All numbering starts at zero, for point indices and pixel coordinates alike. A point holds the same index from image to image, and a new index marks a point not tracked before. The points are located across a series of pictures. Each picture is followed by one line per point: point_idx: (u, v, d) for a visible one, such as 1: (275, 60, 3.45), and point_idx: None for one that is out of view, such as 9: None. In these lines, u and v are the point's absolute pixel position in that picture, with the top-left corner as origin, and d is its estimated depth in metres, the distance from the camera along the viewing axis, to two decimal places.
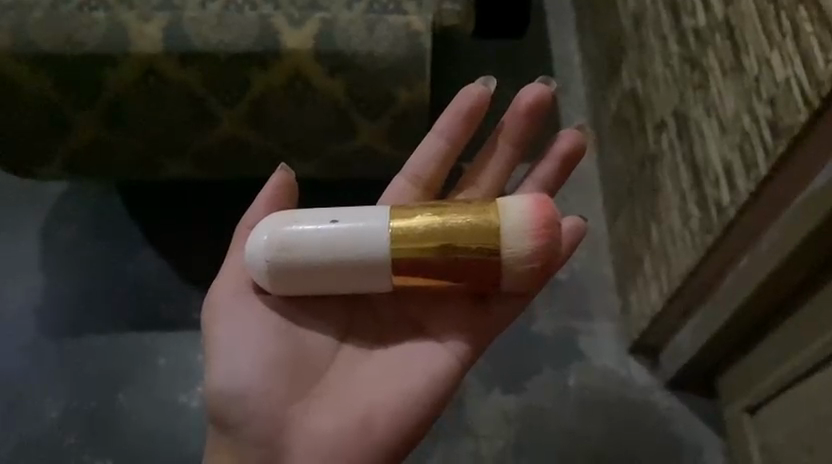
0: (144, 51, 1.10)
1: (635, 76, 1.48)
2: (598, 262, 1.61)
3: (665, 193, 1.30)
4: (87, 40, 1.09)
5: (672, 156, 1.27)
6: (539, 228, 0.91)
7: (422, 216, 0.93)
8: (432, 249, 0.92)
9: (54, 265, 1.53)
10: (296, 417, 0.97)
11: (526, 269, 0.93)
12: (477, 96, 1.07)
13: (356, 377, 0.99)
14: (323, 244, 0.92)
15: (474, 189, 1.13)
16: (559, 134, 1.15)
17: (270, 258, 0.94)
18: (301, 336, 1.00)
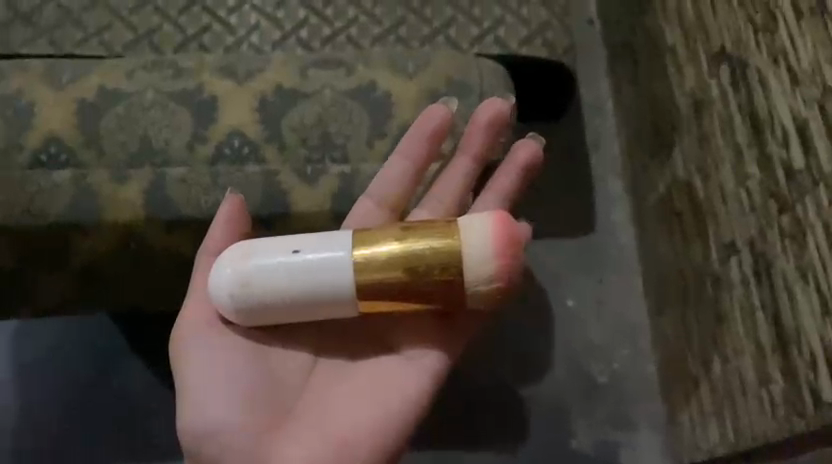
0: (119, 219, 0.90)
1: (690, 168, 1.27)
2: (639, 361, 1.44)
3: (733, 329, 1.13)
4: (49, 210, 0.89)
5: (745, 293, 1.09)
6: (503, 248, 0.80)
7: (384, 239, 0.82)
8: (394, 278, 0.80)
9: (30, 385, 1.36)
10: (273, 448, 0.85)
11: (493, 293, 0.81)
12: (441, 116, 0.90)
13: (333, 398, 0.88)
14: (284, 277, 0.82)
15: (436, 204, 0.91)
16: (518, 143, 0.97)
17: (231, 293, 0.83)
18: (274, 358, 0.90)
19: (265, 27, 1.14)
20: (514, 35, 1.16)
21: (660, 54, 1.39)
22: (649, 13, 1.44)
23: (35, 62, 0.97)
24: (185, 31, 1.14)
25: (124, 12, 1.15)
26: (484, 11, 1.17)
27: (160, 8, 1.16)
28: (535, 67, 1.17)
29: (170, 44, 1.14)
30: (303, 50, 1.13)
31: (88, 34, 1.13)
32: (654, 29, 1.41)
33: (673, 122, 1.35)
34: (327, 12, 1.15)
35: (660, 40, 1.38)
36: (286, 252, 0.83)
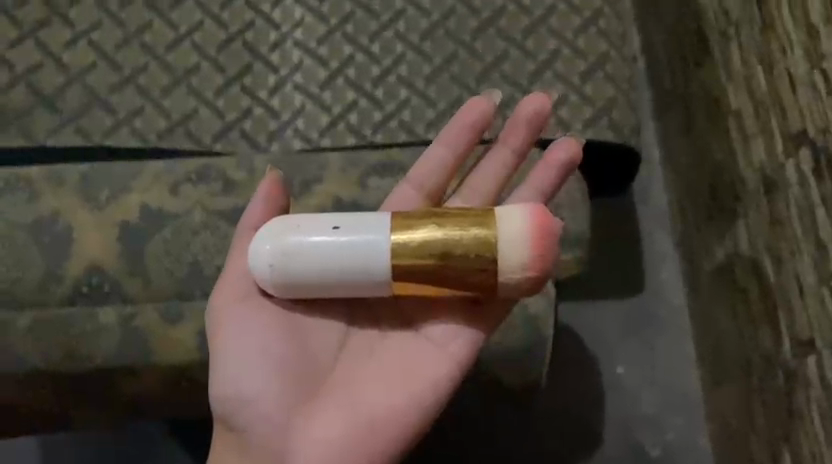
0: (173, 361, 0.82)
1: (756, 247, 1.20)
2: (694, 432, 1.40)
3: (810, 429, 1.07)
4: (94, 354, 0.81)
5: (826, 396, 1.03)
6: (538, 238, 0.75)
7: (420, 225, 0.76)
8: (428, 263, 0.76)
9: None
10: (304, 423, 0.78)
11: (527, 283, 0.75)
12: (482, 107, 0.90)
13: (366, 377, 0.80)
14: (323, 258, 0.76)
15: (472, 194, 0.90)
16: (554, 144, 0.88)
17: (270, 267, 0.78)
18: (305, 331, 0.82)
19: (312, 113, 1.06)
20: (577, 116, 1.07)
21: (721, 117, 1.30)
22: (706, 68, 1.35)
23: (71, 174, 0.88)
24: (224, 116, 1.06)
25: (158, 95, 1.06)
26: (545, 89, 1.09)
27: (195, 88, 1.07)
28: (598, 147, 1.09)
29: (210, 133, 1.05)
30: (355, 139, 1.05)
31: (118, 121, 1.05)
32: (713, 86, 1.32)
33: (737, 194, 1.26)
34: (378, 94, 1.08)
35: (720, 102, 1.30)
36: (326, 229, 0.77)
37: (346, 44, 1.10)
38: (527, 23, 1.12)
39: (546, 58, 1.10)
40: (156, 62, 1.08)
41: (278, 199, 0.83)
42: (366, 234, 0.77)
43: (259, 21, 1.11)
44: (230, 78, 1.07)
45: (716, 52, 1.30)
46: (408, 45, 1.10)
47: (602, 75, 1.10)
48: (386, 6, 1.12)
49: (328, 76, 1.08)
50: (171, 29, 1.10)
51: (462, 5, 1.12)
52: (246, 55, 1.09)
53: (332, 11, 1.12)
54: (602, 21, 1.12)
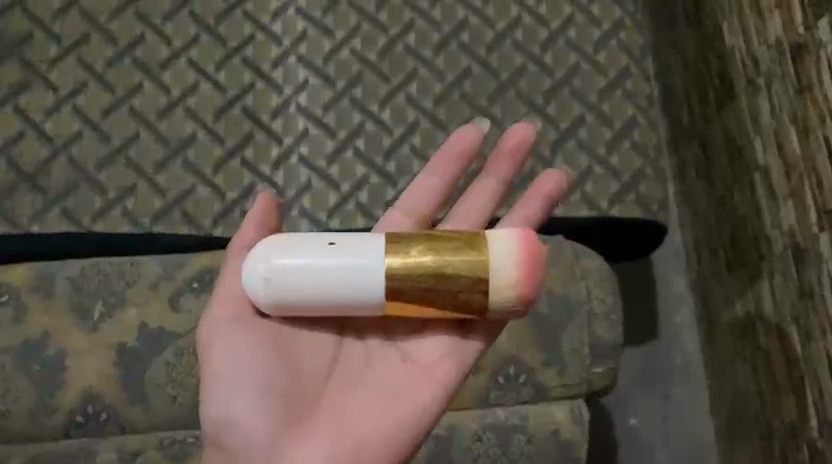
0: None
1: (783, 313, 1.15)
2: None
3: None
4: None
5: None
6: (530, 258, 0.67)
7: (412, 245, 0.68)
8: (418, 282, 0.67)
9: None
10: (290, 450, 0.68)
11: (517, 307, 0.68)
12: (471, 135, 0.79)
13: (362, 388, 0.71)
14: (312, 276, 0.67)
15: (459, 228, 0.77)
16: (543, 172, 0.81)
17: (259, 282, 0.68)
18: (300, 346, 0.72)
19: (319, 190, 0.99)
20: (603, 190, 1.01)
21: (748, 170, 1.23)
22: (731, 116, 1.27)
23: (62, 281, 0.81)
24: (224, 196, 0.97)
25: (151, 170, 0.98)
26: (569, 160, 1.02)
27: (192, 162, 0.99)
28: (633, 230, 1.01)
29: (209, 214, 0.97)
30: (367, 220, 0.98)
31: (109, 201, 0.96)
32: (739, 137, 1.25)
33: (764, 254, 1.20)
34: (390, 168, 1.00)
35: (748, 155, 1.23)
36: (317, 245, 0.68)
37: (355, 111, 1.01)
38: (548, 86, 1.04)
39: (570, 124, 1.03)
40: (148, 132, 1.00)
41: (271, 221, 0.75)
42: (360, 252, 0.68)
43: (259, 83, 1.03)
44: (229, 151, 1.00)
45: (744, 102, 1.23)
46: (420, 110, 1.02)
47: (629, 143, 1.03)
48: (397, 68, 1.03)
49: (336, 147, 1.00)
50: (164, 93, 1.02)
51: (478, 65, 1.04)
52: (245, 123, 1.01)
53: (338, 72, 1.03)
54: (627, 82, 1.05)
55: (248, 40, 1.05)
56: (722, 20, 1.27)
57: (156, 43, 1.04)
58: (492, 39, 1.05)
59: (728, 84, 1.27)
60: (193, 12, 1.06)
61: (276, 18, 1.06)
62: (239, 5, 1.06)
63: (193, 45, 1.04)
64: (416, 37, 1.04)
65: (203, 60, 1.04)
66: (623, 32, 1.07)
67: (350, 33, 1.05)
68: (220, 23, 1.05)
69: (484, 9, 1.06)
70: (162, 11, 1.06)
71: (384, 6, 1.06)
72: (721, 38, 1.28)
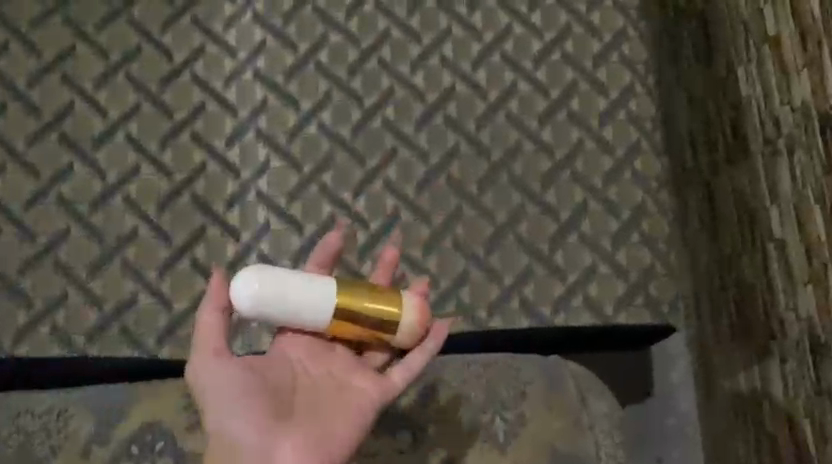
0: None
1: (796, 398, 0.79)
2: None
3: None
4: None
5: None
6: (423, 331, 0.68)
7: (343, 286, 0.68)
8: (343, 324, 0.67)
9: None
10: (281, 448, 0.61)
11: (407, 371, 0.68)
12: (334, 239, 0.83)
13: (340, 372, 0.67)
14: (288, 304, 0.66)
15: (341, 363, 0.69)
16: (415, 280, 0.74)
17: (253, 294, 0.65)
18: (274, 365, 0.66)
19: None
20: (609, 292, 0.89)
21: (748, 274, 0.87)
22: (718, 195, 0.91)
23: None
24: (171, 307, 0.83)
25: (84, 276, 0.84)
26: (571, 257, 0.89)
27: (133, 265, 0.84)
28: (649, 332, 0.92)
29: (152, 333, 0.82)
30: None
31: (34, 314, 0.82)
32: (735, 226, 0.89)
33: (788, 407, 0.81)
34: (365, 270, 0.86)
35: (747, 255, 0.87)
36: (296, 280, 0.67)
37: (324, 201, 0.87)
38: (548, 168, 0.90)
39: (572, 214, 0.89)
40: (80, 227, 0.85)
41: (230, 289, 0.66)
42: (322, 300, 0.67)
43: (210, 164, 0.87)
44: (176, 251, 0.85)
45: (733, 179, 0.88)
46: (401, 199, 0.88)
47: (637, 235, 0.90)
48: (373, 147, 0.89)
49: (302, 246, 0.86)
50: (98, 178, 0.87)
51: (467, 142, 0.90)
52: (197, 215, 0.86)
53: (303, 152, 0.88)
54: (637, 162, 0.92)
55: (197, 111, 0.89)
56: (703, 64, 0.92)
57: (87, 114, 0.88)
58: (483, 111, 0.91)
59: (704, 150, 0.93)
60: (132, 74, 0.89)
61: (230, 82, 0.89)
62: (185, 67, 0.90)
63: (131, 116, 0.88)
64: (396, 109, 0.90)
65: (143, 137, 0.88)
66: (633, 100, 0.93)
67: (317, 103, 0.89)
68: (164, 88, 0.89)
69: (475, 74, 0.91)
70: (95, 74, 0.89)
71: (358, 70, 0.90)
72: (697, 90, 0.93)
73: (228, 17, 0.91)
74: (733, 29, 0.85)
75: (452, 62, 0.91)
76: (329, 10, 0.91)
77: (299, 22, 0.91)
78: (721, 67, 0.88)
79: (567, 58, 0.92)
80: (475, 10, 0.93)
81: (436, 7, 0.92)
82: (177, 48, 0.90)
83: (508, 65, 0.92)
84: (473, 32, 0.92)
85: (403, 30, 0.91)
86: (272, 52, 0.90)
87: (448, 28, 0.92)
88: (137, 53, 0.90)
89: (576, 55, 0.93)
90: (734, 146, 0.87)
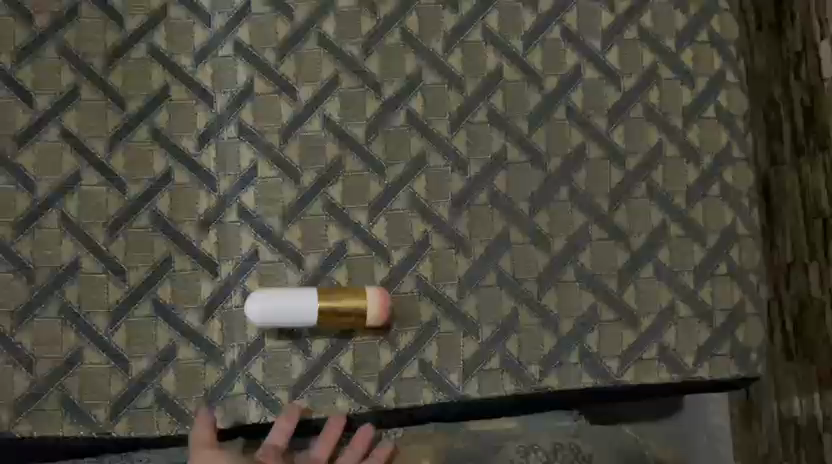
0: None
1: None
2: None
3: None
4: None
5: None
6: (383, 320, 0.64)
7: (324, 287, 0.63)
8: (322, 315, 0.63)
9: None
10: None
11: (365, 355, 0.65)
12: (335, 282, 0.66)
13: None
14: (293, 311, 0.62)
15: (325, 408, 0.64)
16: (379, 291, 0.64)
17: (273, 301, 0.61)
18: None
19: (276, 353, 0.64)
20: (689, 341, 0.71)
21: (812, 283, 0.81)
22: (776, 195, 0.85)
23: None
24: (128, 367, 0.63)
25: (8, 328, 0.62)
26: (644, 296, 0.70)
27: (75, 311, 0.63)
28: (715, 389, 0.74)
29: (105, 404, 0.62)
30: (352, 401, 0.64)
31: None
32: (802, 247, 0.82)
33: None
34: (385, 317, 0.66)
35: (807, 278, 0.81)
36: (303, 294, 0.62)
37: (331, 224, 0.66)
38: (616, 181, 0.70)
39: (647, 240, 0.71)
40: (1, 259, 0.63)
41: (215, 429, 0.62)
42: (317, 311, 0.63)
43: (177, 173, 0.65)
44: (132, 291, 0.64)
45: (807, 181, 0.82)
46: (432, 221, 0.67)
47: (725, 267, 0.72)
48: (396, 151, 0.67)
49: (302, 284, 0.65)
50: (23, 190, 0.64)
51: (516, 146, 0.69)
52: (161, 242, 0.64)
53: (303, 157, 0.66)
54: (727, 173, 0.72)
55: (158, 99, 0.66)
56: (772, 40, 0.86)
57: (5, 102, 0.65)
58: (538, 105, 0.70)
59: (763, 142, 0.86)
60: (67, 46, 0.66)
61: (202, 60, 0.66)
62: (141, 37, 0.66)
63: (69, 105, 0.65)
64: (425, 100, 0.68)
65: (85, 133, 0.65)
66: (724, 92, 0.73)
67: (321, 91, 0.67)
68: (112, 66, 0.66)
69: (528, 56, 0.70)
70: (15, 45, 0.65)
71: (374, 47, 0.68)
72: (756, 64, 0.87)
73: None
74: None
75: (498, 38, 0.70)
76: None
77: None
78: (793, 41, 0.84)
79: (643, 36, 0.72)
80: None
81: None
82: (129, 11, 0.66)
83: (570, 44, 0.71)
84: None
85: None
86: (258, 18, 0.67)
87: None
88: (72, 15, 0.66)
89: (654, 34, 0.72)
90: (804, 136, 0.82)
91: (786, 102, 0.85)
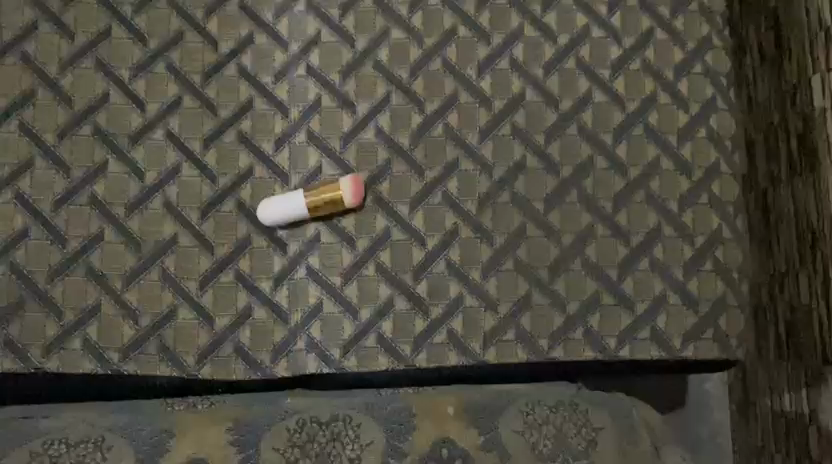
0: None
1: (825, 208, 0.73)
2: None
3: None
4: None
5: None
6: (359, 199, 0.79)
7: (308, 191, 0.79)
8: (317, 213, 0.79)
9: None
10: None
11: (399, 317, 0.79)
12: (374, 246, 0.80)
13: None
14: (291, 212, 0.79)
15: (369, 363, 0.78)
16: (347, 177, 0.79)
17: (274, 212, 0.79)
18: None
19: (331, 317, 0.79)
20: (678, 325, 0.83)
21: (803, 293, 0.76)
22: (774, 213, 0.81)
23: (17, 453, 0.75)
24: (213, 323, 0.78)
25: (120, 287, 0.78)
26: (640, 286, 0.83)
27: (172, 276, 0.78)
28: (702, 368, 0.87)
29: (194, 351, 0.77)
30: (391, 360, 0.78)
31: (65, 328, 0.76)
32: (795, 256, 0.77)
33: (821, 455, 0.73)
34: (421, 292, 0.80)
35: (798, 284, 0.77)
36: (292, 196, 0.79)
37: (378, 214, 0.81)
38: (619, 188, 0.84)
39: (644, 238, 0.84)
40: (116, 233, 0.79)
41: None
42: (309, 204, 0.79)
43: (257, 168, 0.81)
44: (218, 262, 0.79)
45: (796, 198, 0.77)
46: (462, 215, 0.81)
47: (710, 265, 0.84)
48: (435, 156, 0.82)
49: (353, 262, 0.80)
50: (136, 178, 0.80)
51: (534, 155, 0.83)
52: (242, 224, 0.80)
53: (358, 159, 0.81)
54: (714, 185, 0.85)
55: (244, 109, 0.81)
56: (771, 68, 0.81)
57: (124, 107, 0.81)
58: (554, 121, 0.84)
59: (763, 161, 0.83)
60: (174, 63, 0.82)
61: (280, 78, 0.82)
62: (232, 59, 0.82)
63: (173, 111, 0.81)
64: (459, 116, 0.83)
65: (186, 134, 0.81)
66: (714, 117, 0.86)
67: (376, 106, 0.82)
68: (209, 81, 0.82)
69: (548, 82, 0.84)
70: (133, 62, 0.81)
71: (419, 71, 0.83)
72: (760, 94, 0.82)
73: (278, 5, 0.83)
74: (812, 25, 0.74)
75: (522, 66, 0.84)
76: (390, 1, 0.83)
77: (357, 15, 0.83)
78: (791, 72, 0.77)
79: (646, 68, 0.85)
80: (550, 9, 0.85)
81: (508, 4, 0.84)
82: (224, 38, 0.82)
83: (583, 72, 0.85)
84: (547, 34, 0.85)
85: (471, 28, 0.84)
86: (326, 46, 0.82)
87: (519, 28, 0.84)
88: (179, 39, 0.82)
89: (656, 66, 0.86)
90: (798, 157, 0.77)
91: (783, 126, 0.79)
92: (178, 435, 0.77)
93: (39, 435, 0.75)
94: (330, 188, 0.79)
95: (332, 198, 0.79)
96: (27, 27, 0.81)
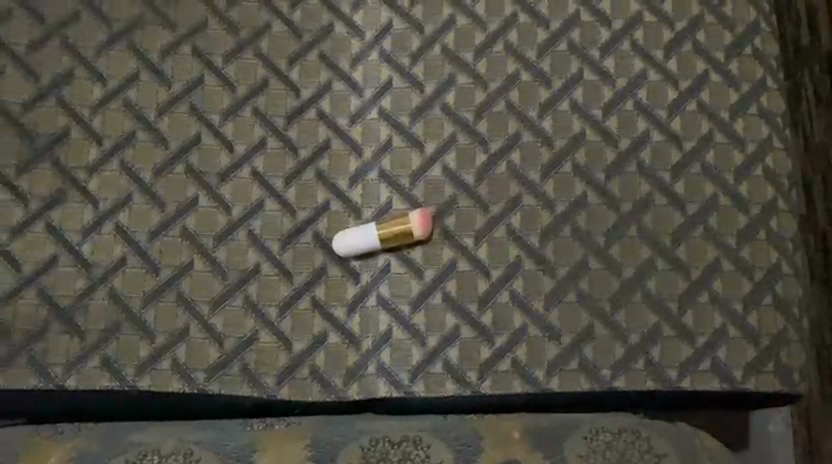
0: None
1: None
2: None
3: None
4: None
5: None
6: (426, 231, 0.85)
7: (380, 223, 0.85)
8: (388, 244, 0.85)
9: None
10: None
11: (464, 346, 0.83)
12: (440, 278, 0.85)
13: None
14: (363, 242, 0.84)
15: (436, 389, 0.82)
16: (416, 211, 0.85)
17: (348, 242, 0.85)
18: None
19: (401, 344, 0.83)
20: (739, 357, 0.84)
21: None
22: None
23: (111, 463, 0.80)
24: (291, 347, 0.83)
25: (207, 311, 0.84)
26: (699, 318, 0.85)
27: (255, 302, 0.84)
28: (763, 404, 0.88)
29: (273, 373, 0.82)
30: (457, 385, 0.82)
31: (156, 349, 0.83)
32: None
33: None
34: (486, 321, 0.84)
35: None
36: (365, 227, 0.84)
37: (446, 247, 0.86)
38: (677, 223, 0.87)
39: (703, 272, 0.86)
40: (204, 262, 0.85)
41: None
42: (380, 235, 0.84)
43: (333, 203, 0.87)
44: (296, 291, 0.85)
45: None
46: (525, 248, 0.86)
47: (771, 299, 0.86)
48: (498, 192, 0.87)
49: (421, 291, 0.85)
50: (224, 211, 0.87)
51: (594, 191, 0.87)
52: (318, 254, 0.86)
53: (427, 195, 0.87)
54: (772, 220, 0.87)
55: (322, 149, 0.88)
56: None
57: (214, 148, 0.88)
58: (613, 159, 0.88)
59: None
60: (259, 108, 0.89)
61: (356, 121, 0.89)
62: (312, 104, 0.89)
63: (258, 151, 0.88)
64: (522, 154, 0.88)
65: (269, 173, 0.88)
66: (770, 155, 0.89)
67: (444, 146, 0.88)
68: (291, 123, 0.89)
69: (606, 123, 0.89)
70: (223, 106, 0.89)
71: (485, 114, 0.88)
72: None
73: (355, 54, 0.90)
74: None
75: (583, 108, 0.89)
76: (457, 51, 0.90)
77: (427, 62, 0.90)
78: None
79: (703, 109, 0.89)
80: (608, 55, 0.90)
81: (568, 51, 0.90)
82: (305, 84, 0.90)
83: (641, 113, 0.89)
84: (606, 78, 0.90)
85: (533, 73, 0.89)
86: (398, 91, 0.89)
87: (579, 73, 0.90)
88: (264, 86, 0.90)
89: (712, 107, 0.89)
90: None
91: None
92: (261, 451, 0.81)
93: (134, 446, 0.81)
94: (400, 220, 0.85)
95: (402, 230, 0.84)
96: (130, 76, 0.90)
